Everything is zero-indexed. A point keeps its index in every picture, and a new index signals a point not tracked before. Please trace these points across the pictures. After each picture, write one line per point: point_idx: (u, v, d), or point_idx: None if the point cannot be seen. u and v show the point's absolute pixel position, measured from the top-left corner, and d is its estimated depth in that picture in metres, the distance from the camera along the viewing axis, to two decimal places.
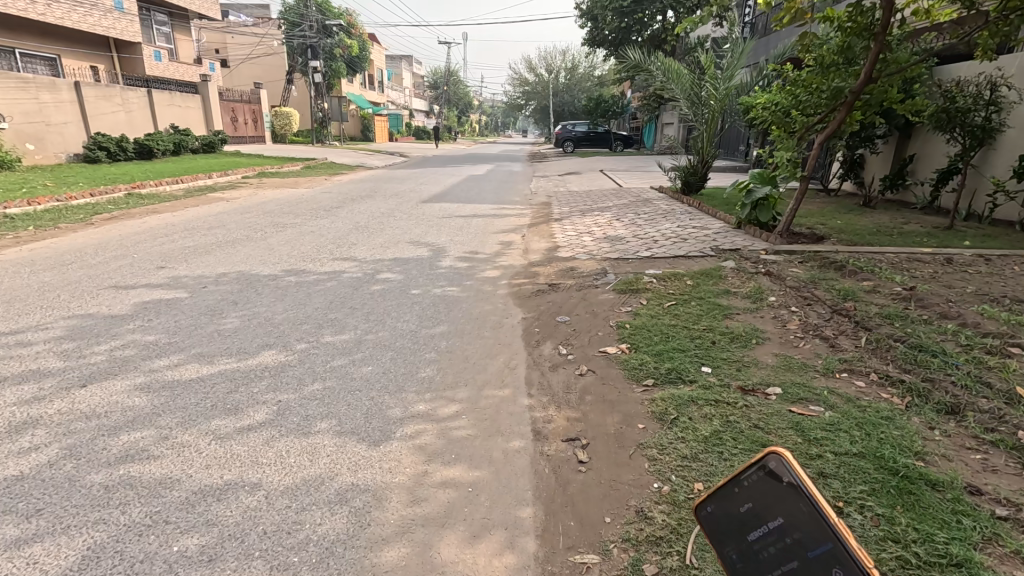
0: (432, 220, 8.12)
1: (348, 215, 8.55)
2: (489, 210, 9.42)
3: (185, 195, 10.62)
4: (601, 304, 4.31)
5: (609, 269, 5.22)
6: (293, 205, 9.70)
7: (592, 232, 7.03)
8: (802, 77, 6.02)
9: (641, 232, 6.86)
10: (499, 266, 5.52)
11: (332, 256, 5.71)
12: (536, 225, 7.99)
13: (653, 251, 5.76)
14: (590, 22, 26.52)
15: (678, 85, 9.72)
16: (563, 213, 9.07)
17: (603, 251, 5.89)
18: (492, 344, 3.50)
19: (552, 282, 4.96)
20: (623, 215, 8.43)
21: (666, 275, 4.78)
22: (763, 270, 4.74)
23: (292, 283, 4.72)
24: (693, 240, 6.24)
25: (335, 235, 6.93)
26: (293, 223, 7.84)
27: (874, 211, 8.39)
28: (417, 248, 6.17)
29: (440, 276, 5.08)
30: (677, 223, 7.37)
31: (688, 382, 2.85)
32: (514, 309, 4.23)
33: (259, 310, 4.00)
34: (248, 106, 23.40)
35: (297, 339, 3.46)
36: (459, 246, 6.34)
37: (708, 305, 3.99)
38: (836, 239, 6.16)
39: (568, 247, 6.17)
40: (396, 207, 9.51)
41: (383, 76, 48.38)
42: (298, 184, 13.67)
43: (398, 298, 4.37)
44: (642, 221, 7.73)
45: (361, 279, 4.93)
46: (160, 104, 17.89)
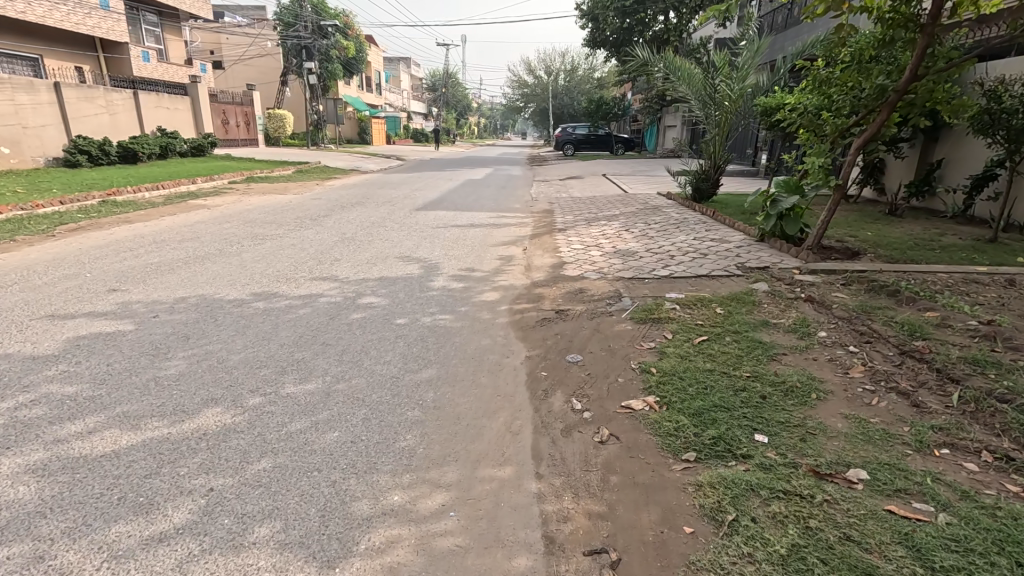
0: (425, 231, 7.50)
1: (336, 225, 7.94)
2: (488, 219, 8.81)
3: (163, 203, 9.99)
4: (618, 337, 3.68)
5: (624, 291, 4.60)
6: (278, 213, 9.08)
7: (601, 245, 6.41)
8: (837, 75, 5.40)
9: (654, 246, 6.25)
10: (498, 288, 4.89)
11: (311, 275, 5.08)
12: (539, 236, 7.38)
13: (671, 269, 5.14)
14: (590, 23, 26.01)
15: (689, 85, 9.14)
16: (567, 222, 8.46)
17: (615, 269, 5.27)
18: (490, 396, 2.86)
19: (559, 307, 4.34)
20: (632, 225, 7.82)
21: (691, 301, 4.16)
22: (803, 296, 4.12)
23: (259, 311, 4.08)
24: (715, 255, 5.62)
25: (318, 248, 6.31)
26: (274, 234, 7.21)
27: (902, 221, 7.80)
28: (407, 265, 5.55)
29: (431, 301, 4.45)
30: (692, 235, 6.77)
31: (742, 459, 2.22)
32: (517, 344, 3.60)
33: (214, 347, 3.37)
34: (241, 108, 22.79)
35: (250, 391, 2.82)
36: (455, 262, 5.73)
37: (747, 341, 3.36)
38: (873, 254, 5.56)
39: (575, 263, 5.55)
40: (388, 215, 8.88)
41: (381, 78, 47.79)
42: (287, 190, 13.04)
43: (380, 330, 3.74)
44: (654, 232, 7.13)
45: (340, 305, 4.29)
46: (147, 106, 17.30)
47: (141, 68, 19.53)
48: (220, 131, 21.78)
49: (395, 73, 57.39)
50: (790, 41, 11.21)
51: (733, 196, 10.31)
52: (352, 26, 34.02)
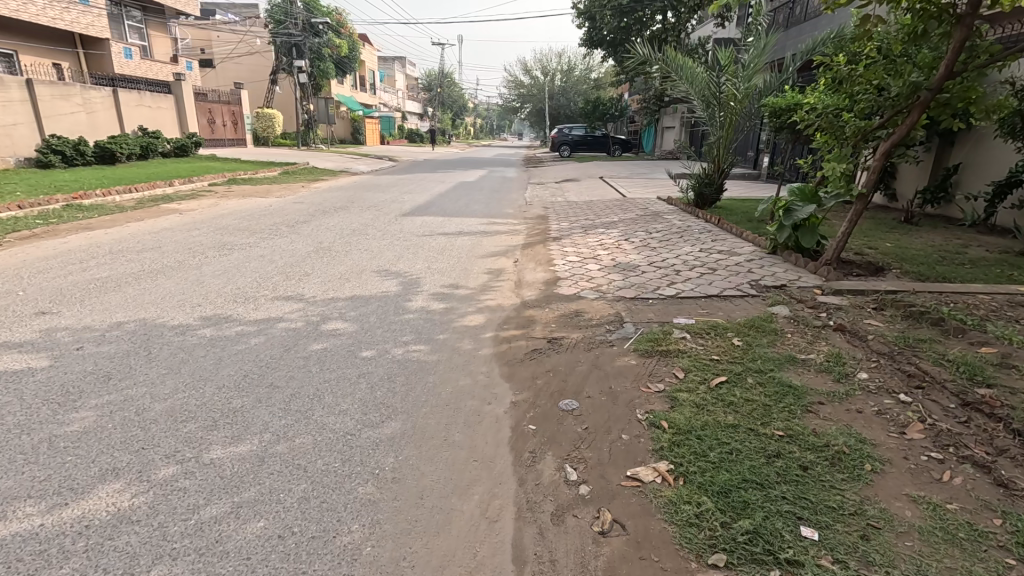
0: (409, 240, 6.94)
1: (313, 232, 7.38)
2: (479, 225, 8.26)
3: (133, 207, 9.40)
4: (620, 375, 3.14)
5: (626, 314, 4.07)
6: (254, 219, 8.51)
7: (600, 258, 5.86)
8: (861, 71, 4.89)
9: (658, 259, 5.71)
10: (484, 310, 4.33)
11: (273, 295, 4.51)
12: (532, 246, 6.83)
13: (678, 288, 4.60)
14: (587, 22, 25.54)
15: (692, 85, 8.64)
16: (562, 230, 7.92)
17: (615, 286, 4.73)
18: (463, 463, 2.31)
19: (552, 334, 3.81)
20: (632, 234, 7.27)
21: (703, 329, 3.62)
22: (832, 324, 3.59)
23: (203, 340, 3.52)
24: (726, 270, 5.08)
25: (288, 261, 5.75)
26: (245, 244, 6.65)
27: (921, 230, 7.29)
28: (383, 282, 4.98)
29: (405, 326, 3.89)
30: (697, 245, 6.25)
31: (789, 570, 1.69)
32: (502, 384, 3.05)
33: (136, 392, 2.80)
34: (228, 107, 22.17)
35: (164, 457, 2.26)
36: (438, 277, 5.17)
37: (774, 383, 2.83)
38: (898, 269, 5.07)
39: (570, 279, 5.02)
40: (371, 222, 8.31)
41: (375, 78, 47.20)
42: (270, 193, 12.46)
43: (341, 367, 3.18)
44: (656, 242, 6.60)
45: (301, 332, 3.73)
46: (128, 105, 16.67)
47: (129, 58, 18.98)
48: (206, 130, 21.13)
49: (390, 73, 56.82)
50: (799, 40, 10.69)
51: (737, 201, 9.79)
52: (345, 24, 33.42)
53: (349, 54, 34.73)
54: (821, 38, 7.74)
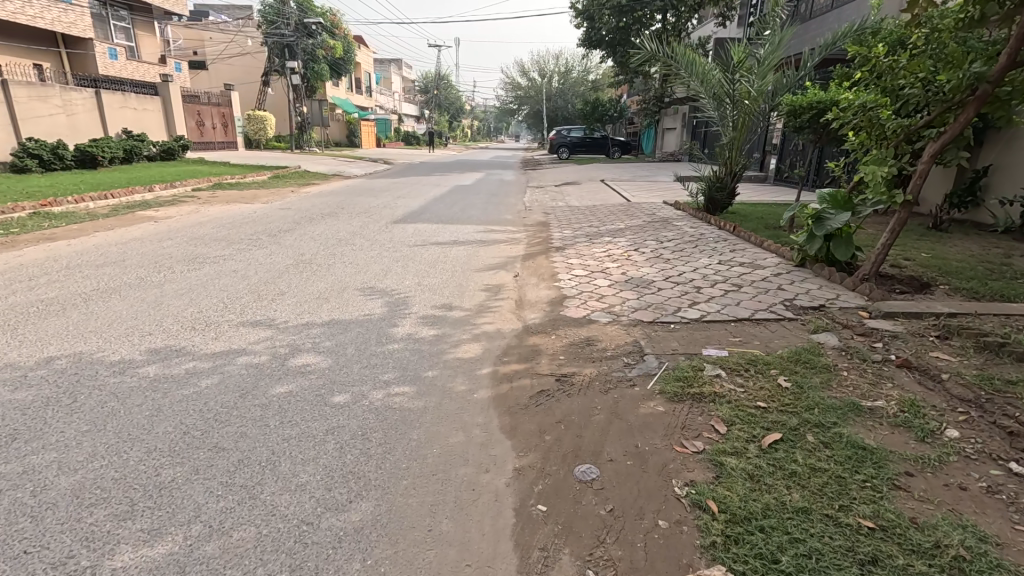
0: (400, 251, 6.36)
1: (296, 242, 6.82)
2: (475, 233, 7.70)
3: (106, 214, 8.82)
4: (646, 427, 2.57)
5: (646, 343, 3.51)
6: (233, 228, 7.94)
7: (610, 272, 5.29)
8: (904, 62, 4.35)
9: (675, 273, 5.15)
10: (481, 337, 3.75)
11: (238, 320, 3.93)
12: (533, 257, 6.27)
13: (702, 310, 4.04)
14: (585, 22, 24.99)
15: (703, 84, 8.11)
16: (565, 238, 7.35)
17: (631, 308, 4.16)
18: (454, 571, 1.74)
19: (561, 369, 3.24)
20: (642, 243, 6.71)
21: (740, 365, 3.07)
22: (894, 358, 3.02)
23: (145, 381, 2.95)
24: (753, 287, 4.53)
25: (264, 276, 5.18)
26: (218, 256, 6.08)
27: (953, 237, 6.74)
28: (366, 303, 4.41)
29: (388, 361, 3.31)
30: (715, 257, 5.71)
31: None
32: (502, 441, 2.47)
33: (41, 460, 2.22)
34: (218, 109, 21.58)
35: (49, 568, 1.68)
36: (429, 296, 4.60)
37: (843, 444, 2.26)
38: (945, 285, 4.53)
39: (578, 298, 4.46)
40: (360, 230, 7.75)
41: (371, 80, 46.65)
42: (256, 198, 11.89)
43: (305, 419, 2.60)
44: (669, 253, 6.05)
45: (263, 369, 3.15)
46: (112, 106, 16.09)
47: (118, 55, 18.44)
48: (194, 133, 20.54)
49: (386, 75, 56.38)
50: (820, 35, 10.09)
51: (749, 206, 9.24)
52: (339, 24, 32.85)
53: (344, 55, 34.19)
54: (843, 31, 7.20)
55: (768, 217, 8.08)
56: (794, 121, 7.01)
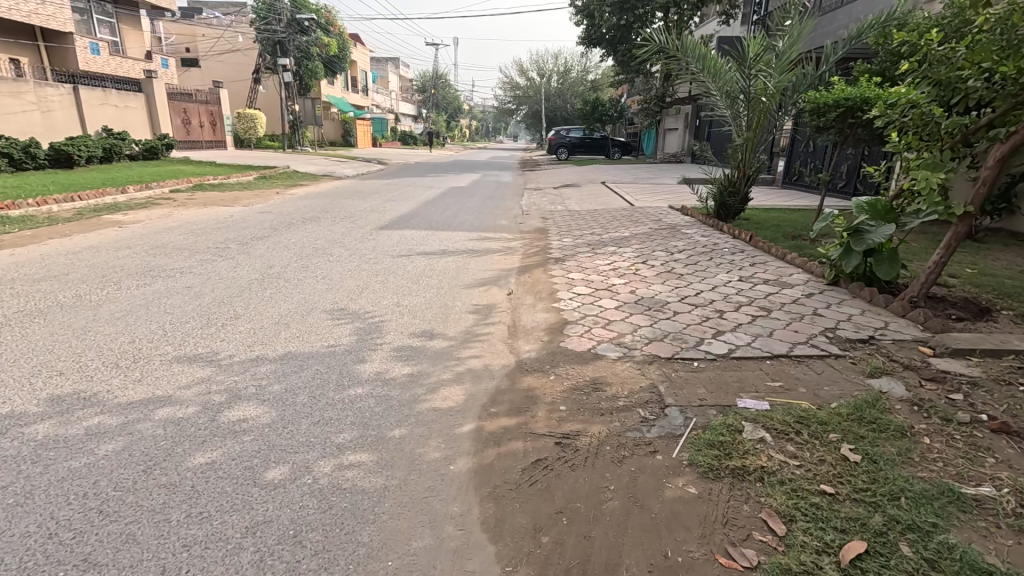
0: (381, 263, 5.72)
1: (267, 252, 6.19)
2: (466, 241, 7.06)
3: (68, 218, 8.18)
4: (677, 522, 1.92)
5: (666, 389, 2.87)
6: (203, 234, 7.30)
7: (617, 290, 4.65)
8: (965, 51, 3.71)
9: (691, 292, 4.51)
10: (465, 378, 3.10)
11: (173, 354, 3.28)
12: (530, 270, 5.61)
13: (728, 342, 3.40)
14: (585, 20, 24.43)
15: (715, 78, 7.51)
16: (565, 248, 6.72)
17: (644, 339, 3.51)
18: None
19: (561, 424, 2.60)
20: (650, 254, 6.07)
21: (789, 424, 2.43)
22: (985, 419, 2.39)
23: (25, 447, 2.29)
24: (784, 312, 3.89)
25: (221, 294, 4.54)
26: (175, 269, 5.42)
27: (991, 248, 6.12)
28: (331, 331, 3.75)
29: (346, 413, 2.66)
30: (734, 272, 5.08)
31: None
32: (482, 548, 1.83)
33: None
34: (206, 108, 20.91)
35: None
36: (407, 322, 3.94)
37: (957, 563, 1.64)
38: (1006, 309, 3.90)
39: (580, 325, 3.82)
40: (340, 238, 7.10)
41: (368, 78, 46.00)
42: (238, 200, 11.25)
43: (221, 510, 1.95)
44: (683, 266, 5.41)
45: (185, 426, 2.50)
46: (91, 103, 15.41)
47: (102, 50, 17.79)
48: (181, 132, 19.84)
49: (384, 74, 55.74)
50: (847, 23, 9.30)
51: (762, 213, 8.61)
52: (333, 22, 32.19)
53: (339, 53, 33.56)
54: (870, 21, 6.58)
55: (785, 225, 7.46)
56: (817, 119, 6.38)
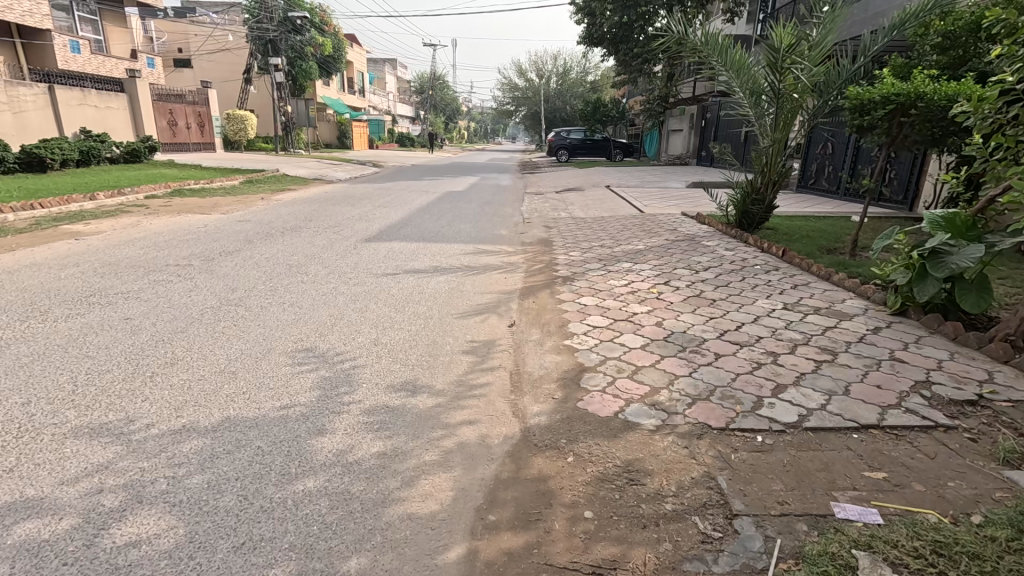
0: (362, 285, 4.97)
1: (234, 270, 5.43)
2: (462, 256, 6.29)
3: (22, 228, 7.42)
4: None
5: (727, 483, 2.10)
6: (168, 247, 6.53)
7: (640, 322, 3.89)
8: None
9: (729, 325, 3.75)
10: (453, 461, 2.34)
11: (71, 422, 2.51)
12: (534, 293, 4.84)
13: (795, 403, 2.63)
14: (585, 18, 23.70)
15: (737, 74, 6.79)
16: (572, 263, 5.97)
17: (685, 398, 2.74)
18: None
19: (587, 547, 1.83)
20: (671, 272, 5.31)
21: (925, 560, 1.65)
22: None
23: None
24: (854, 356, 3.13)
25: (166, 327, 3.79)
26: (120, 292, 4.64)
27: None
28: (289, 383, 2.99)
29: (285, 529, 1.89)
30: (776, 298, 4.31)
31: None
32: None
33: None
34: (193, 108, 20.13)
35: None
36: (384, 371, 3.17)
37: None
38: None
39: (601, 374, 3.05)
40: (319, 252, 6.33)
41: (364, 79, 45.24)
42: (218, 206, 10.49)
43: None
44: (714, 288, 4.65)
45: (45, 558, 1.73)
46: (68, 103, 14.67)
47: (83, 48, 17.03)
48: (167, 134, 18.99)
49: (381, 75, 55.01)
50: (891, 10, 8.46)
51: (787, 222, 7.86)
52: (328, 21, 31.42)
53: (334, 53, 32.84)
54: (915, 7, 5.83)
55: (816, 238, 6.71)
56: (859, 118, 5.63)
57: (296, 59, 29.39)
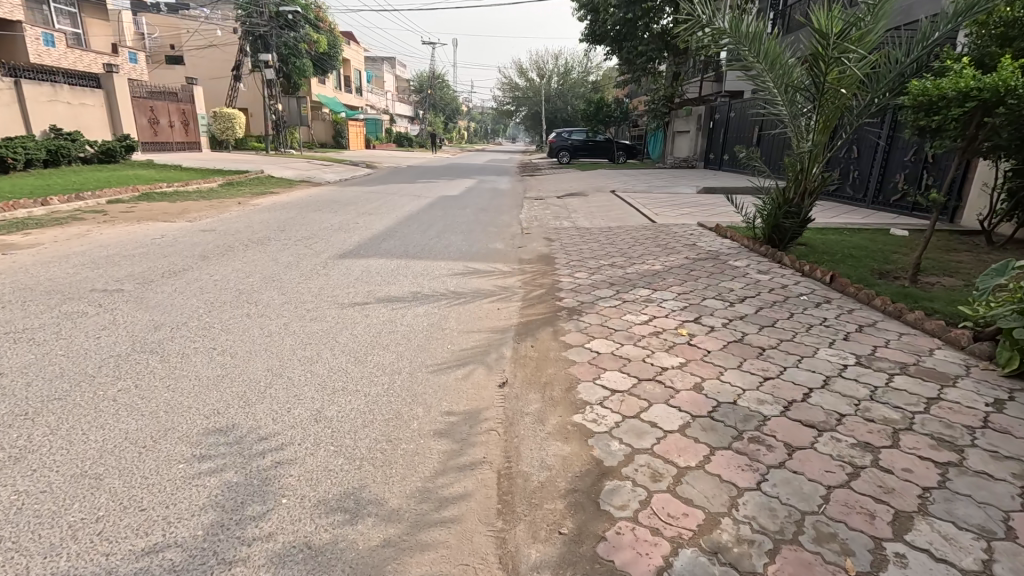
0: (320, 322, 4.02)
1: (168, 298, 4.47)
2: (448, 279, 5.34)
3: None
4: None
5: None
6: (104, 265, 5.58)
7: (673, 385, 2.95)
8: None
9: (791, 391, 2.81)
10: None
11: None
12: (534, 332, 3.91)
13: (939, 558, 1.69)
14: (589, 14, 22.70)
15: (770, 67, 5.83)
16: (579, 288, 5.02)
17: (762, 540, 1.80)
18: None
19: None
20: (700, 302, 4.39)
21: None
22: None
23: None
24: (988, 455, 2.21)
25: (40, 389, 2.84)
26: (12, 331, 3.69)
27: None
28: (171, 498, 2.04)
29: None
30: (842, 346, 3.37)
31: None
32: None
33: None
34: (176, 105, 19.17)
35: None
36: (316, 472, 2.23)
37: None
38: None
39: (630, 484, 2.11)
40: (280, 273, 5.37)
41: (361, 77, 44.10)
42: (186, 211, 9.54)
43: None
44: (757, 329, 3.71)
45: None
46: (36, 99, 13.76)
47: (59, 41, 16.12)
48: (147, 133, 18.01)
49: (379, 74, 54.03)
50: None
51: (819, 237, 6.95)
52: (324, 17, 30.48)
53: (330, 51, 31.92)
54: None
55: (861, 258, 5.79)
56: (925, 118, 4.74)
57: (289, 56, 28.43)
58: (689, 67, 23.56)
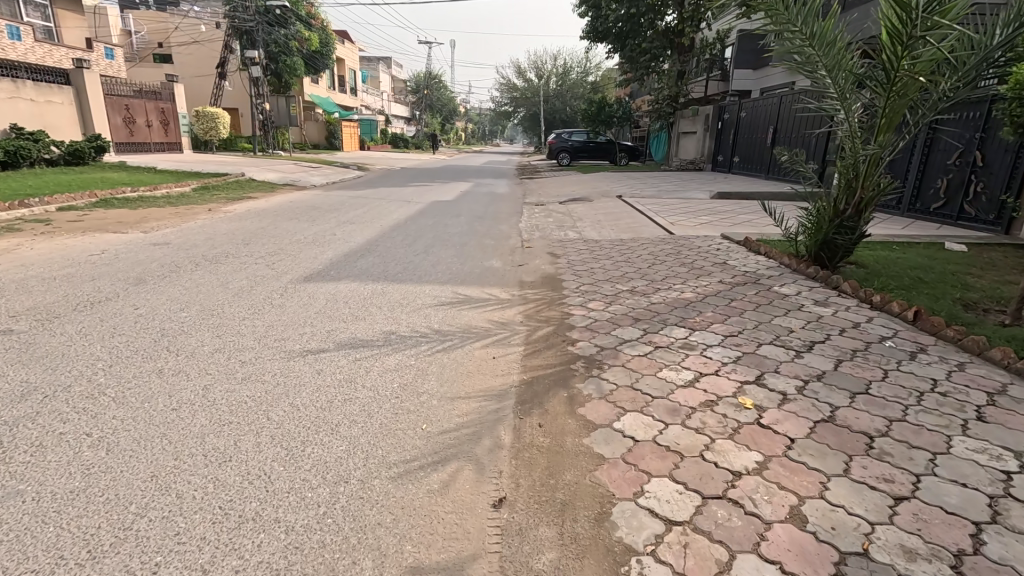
0: (254, 384, 2.98)
1: (59, 346, 3.41)
2: (432, 312, 4.31)
3: None
4: None
5: None
6: (7, 292, 4.53)
7: (759, 513, 1.94)
8: None
9: (948, 530, 1.82)
10: None
11: None
12: (542, 399, 2.89)
13: None
14: (590, 11, 21.76)
15: (824, 52, 4.78)
16: (596, 325, 4.01)
17: None
18: None
19: None
20: (756, 350, 3.39)
21: None
22: None
23: None
24: None
25: None
26: None
27: None
28: None
29: None
30: (984, 433, 2.38)
31: None
32: None
33: None
34: (154, 103, 18.09)
35: None
36: None
37: None
38: None
39: None
40: (225, 304, 4.34)
41: (356, 77, 43.16)
42: (144, 220, 8.50)
43: None
44: (849, 399, 2.71)
45: None
46: None
47: (25, 34, 15.03)
48: (123, 133, 16.93)
49: (374, 75, 53.19)
50: None
51: (869, 254, 5.95)
52: (316, 15, 29.50)
53: (322, 49, 30.96)
54: None
55: (933, 281, 4.81)
56: None
57: (278, 54, 27.38)
58: (694, 66, 22.70)
